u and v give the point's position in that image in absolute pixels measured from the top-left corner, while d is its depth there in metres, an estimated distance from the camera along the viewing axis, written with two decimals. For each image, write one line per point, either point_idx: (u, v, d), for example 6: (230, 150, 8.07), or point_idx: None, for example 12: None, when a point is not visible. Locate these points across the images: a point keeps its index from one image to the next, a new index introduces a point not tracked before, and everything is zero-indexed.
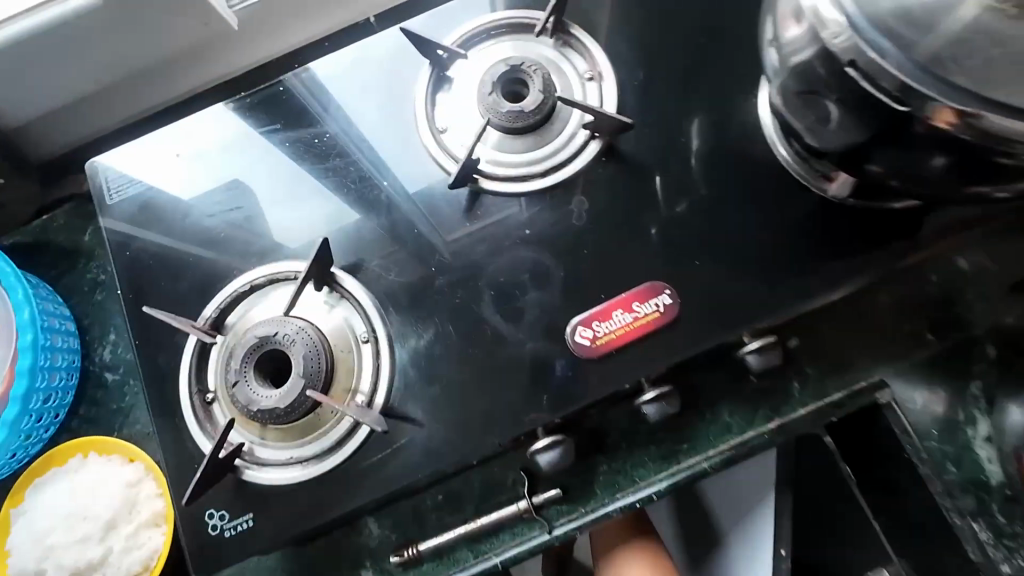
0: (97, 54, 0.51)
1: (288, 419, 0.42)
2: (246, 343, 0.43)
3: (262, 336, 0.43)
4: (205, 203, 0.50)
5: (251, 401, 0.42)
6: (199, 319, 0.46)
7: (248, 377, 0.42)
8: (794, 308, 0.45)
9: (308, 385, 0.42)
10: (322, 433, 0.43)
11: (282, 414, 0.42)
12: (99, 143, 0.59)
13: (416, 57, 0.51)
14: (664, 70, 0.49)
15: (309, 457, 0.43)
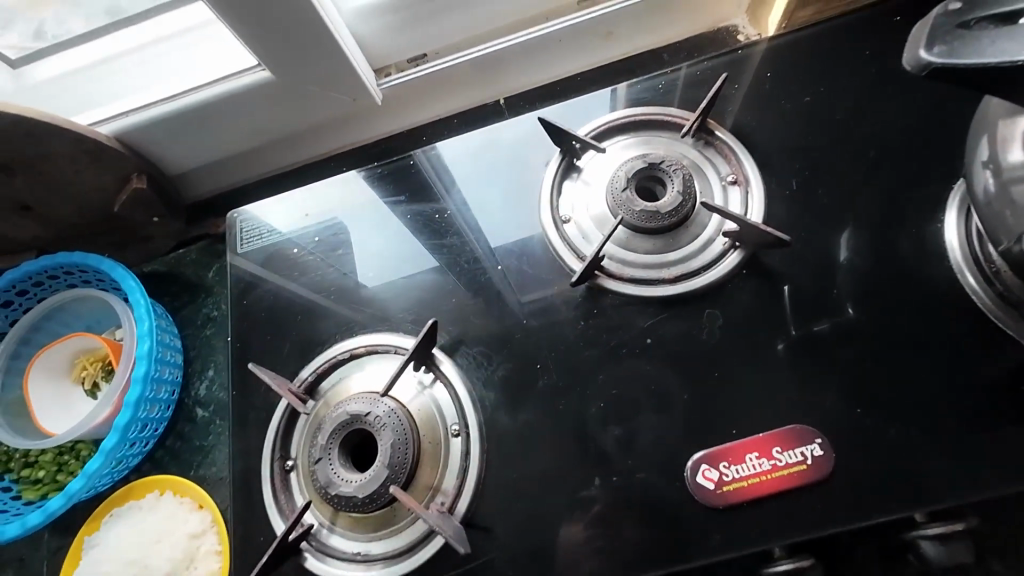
0: (257, 119, 0.56)
1: (364, 510, 0.39)
2: (336, 418, 0.40)
3: (352, 416, 0.40)
4: (321, 264, 0.51)
5: (331, 483, 0.39)
6: (295, 381, 0.46)
7: (332, 456, 0.40)
8: (994, 492, 0.35)
9: (391, 478, 0.38)
10: (394, 532, 0.39)
11: (359, 505, 0.38)
12: (243, 192, 0.65)
13: (548, 145, 0.51)
14: (820, 182, 0.44)
15: (376, 556, 0.39)
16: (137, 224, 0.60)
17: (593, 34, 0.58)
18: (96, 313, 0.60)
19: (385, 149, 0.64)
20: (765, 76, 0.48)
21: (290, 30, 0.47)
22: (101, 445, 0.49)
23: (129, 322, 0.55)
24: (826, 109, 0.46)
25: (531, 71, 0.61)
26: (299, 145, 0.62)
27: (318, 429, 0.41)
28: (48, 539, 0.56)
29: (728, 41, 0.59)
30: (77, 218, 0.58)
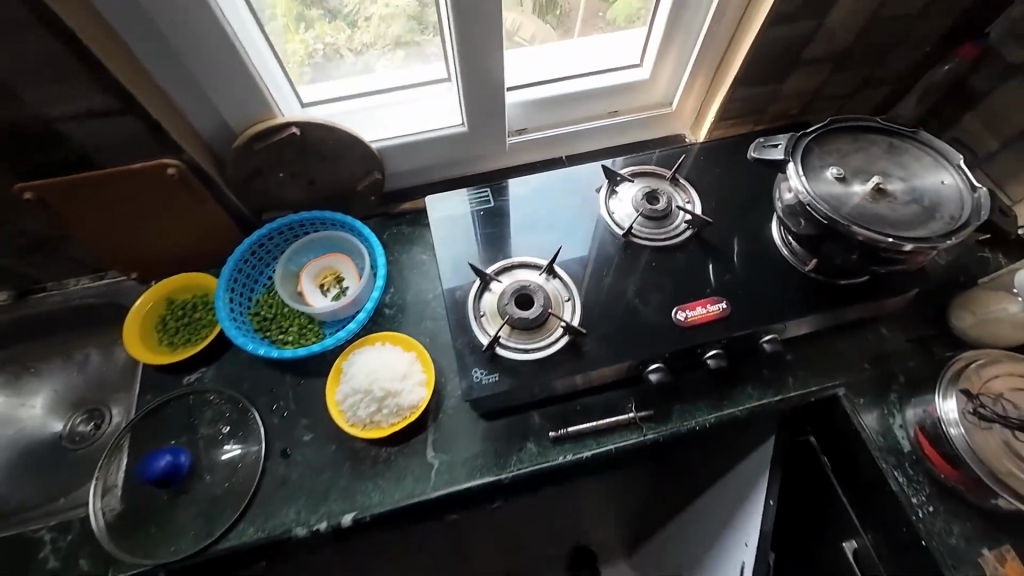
0: (444, 150, 1.03)
1: (530, 326, 0.84)
2: (514, 287, 0.87)
3: (522, 285, 0.87)
4: (444, 226, 0.98)
5: (514, 313, 0.84)
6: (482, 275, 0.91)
7: (513, 303, 0.86)
8: (789, 323, 0.87)
9: (546, 310, 0.85)
10: (541, 338, 0.84)
11: (529, 322, 0.84)
12: (413, 189, 1.10)
13: (601, 179, 1.03)
14: (725, 205, 0.98)
15: (534, 348, 0.83)
16: (359, 199, 1.03)
17: (616, 129, 1.14)
18: (328, 245, 1.00)
19: (498, 174, 1.13)
20: (700, 158, 1.04)
21: (485, 108, 0.97)
22: (368, 308, 0.91)
23: (364, 250, 0.97)
24: (728, 174, 1.02)
25: (582, 144, 1.15)
26: (456, 166, 1.09)
27: (503, 293, 0.87)
28: (296, 376, 0.92)
29: (680, 140, 1.17)
30: (330, 190, 0.99)
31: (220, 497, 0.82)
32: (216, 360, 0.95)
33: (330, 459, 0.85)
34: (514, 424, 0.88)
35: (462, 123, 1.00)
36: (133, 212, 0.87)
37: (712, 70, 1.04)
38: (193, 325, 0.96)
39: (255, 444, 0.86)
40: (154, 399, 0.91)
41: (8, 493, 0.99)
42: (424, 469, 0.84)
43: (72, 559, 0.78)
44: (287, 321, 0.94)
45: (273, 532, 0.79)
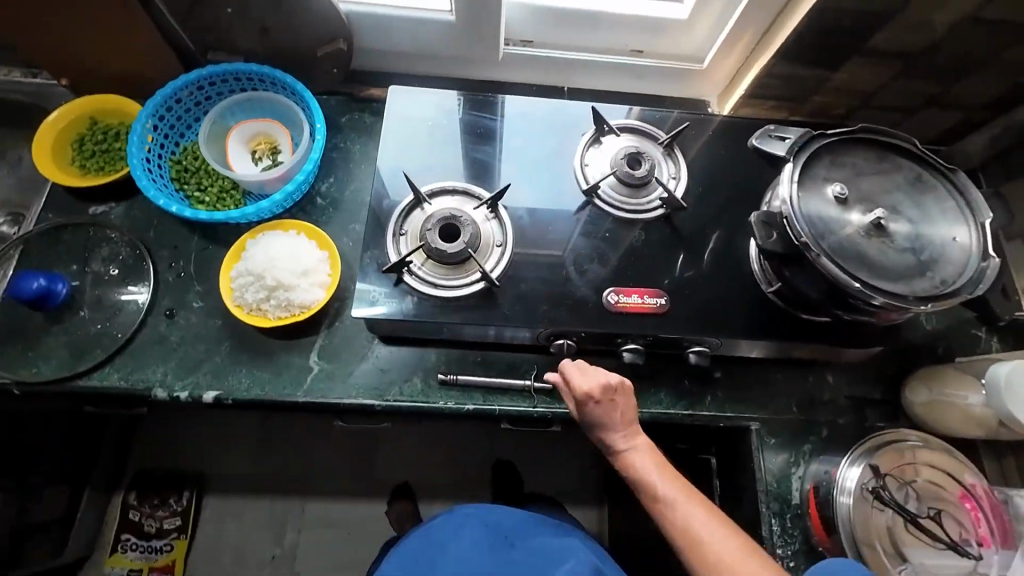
0: (426, 39, 0.89)
1: (445, 260, 0.76)
2: (444, 213, 0.78)
3: (451, 213, 0.78)
4: (402, 126, 0.87)
5: (432, 242, 0.76)
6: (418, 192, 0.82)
7: (436, 230, 0.77)
8: (724, 341, 0.78)
9: (467, 248, 0.76)
10: (454, 277, 0.77)
11: (444, 256, 0.75)
12: (386, 76, 0.97)
13: (590, 124, 0.89)
14: (714, 194, 0.86)
15: (441, 285, 0.76)
16: (320, 68, 0.90)
17: (632, 72, 0.98)
18: (276, 110, 0.90)
19: (487, 86, 0.98)
20: (709, 133, 0.90)
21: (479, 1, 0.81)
22: (289, 189, 0.82)
23: (308, 126, 0.86)
24: (732, 161, 0.88)
25: (590, 79, 0.99)
26: (439, 64, 0.95)
27: (430, 217, 0.78)
28: (202, 239, 0.86)
29: (702, 108, 1.01)
30: (286, 47, 0.87)
31: (94, 337, 0.80)
32: (127, 198, 0.88)
33: (212, 332, 0.81)
34: (408, 355, 0.83)
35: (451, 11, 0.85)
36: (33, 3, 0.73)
37: (760, 29, 0.87)
38: (108, 155, 0.87)
39: (142, 295, 0.82)
40: (55, 219, 0.86)
41: None
42: (302, 372, 0.80)
43: None
44: (207, 179, 0.86)
45: (134, 386, 0.77)
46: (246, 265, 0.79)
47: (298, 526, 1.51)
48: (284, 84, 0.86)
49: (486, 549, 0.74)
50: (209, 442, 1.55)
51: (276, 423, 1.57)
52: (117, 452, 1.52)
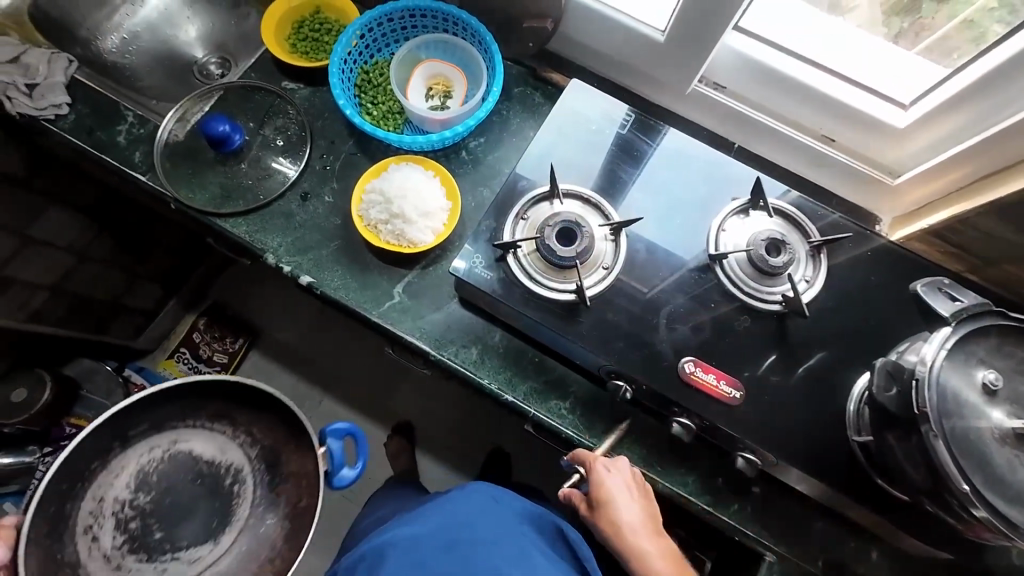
0: (626, 48, 0.88)
1: (550, 259, 0.77)
2: (568, 217, 0.79)
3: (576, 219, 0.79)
4: (566, 118, 0.89)
5: (546, 238, 0.77)
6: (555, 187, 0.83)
7: (555, 228, 0.78)
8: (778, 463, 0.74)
9: (573, 258, 0.77)
10: (551, 278, 0.78)
11: (551, 255, 0.77)
12: (572, 68, 0.98)
13: (746, 192, 0.85)
14: (842, 316, 0.79)
15: (535, 279, 0.78)
16: (518, 37, 0.94)
17: (813, 158, 0.91)
18: (464, 60, 0.94)
19: (659, 112, 0.97)
20: (867, 251, 0.82)
21: (696, 32, 0.79)
22: (444, 135, 0.87)
23: (485, 86, 0.90)
24: (878, 292, 0.80)
25: (764, 147, 0.94)
26: (626, 75, 0.94)
27: (555, 215, 0.80)
28: (355, 145, 0.94)
29: (870, 224, 0.93)
30: (498, 8, 0.91)
31: (243, 188, 0.91)
32: (312, 84, 0.98)
33: (330, 227, 0.90)
34: (477, 325, 0.86)
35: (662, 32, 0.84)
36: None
37: (983, 170, 0.76)
38: (317, 43, 0.98)
39: (292, 169, 0.92)
40: (255, 79, 0.98)
41: (147, 73, 1.18)
42: (385, 295, 0.87)
43: (134, 147, 0.92)
44: (382, 96, 0.94)
45: (253, 243, 0.88)
46: (383, 186, 0.85)
47: (312, 413, 1.65)
48: (480, 37, 0.89)
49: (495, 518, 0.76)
50: (277, 308, 1.72)
51: (334, 319, 1.71)
52: (207, 280, 1.73)
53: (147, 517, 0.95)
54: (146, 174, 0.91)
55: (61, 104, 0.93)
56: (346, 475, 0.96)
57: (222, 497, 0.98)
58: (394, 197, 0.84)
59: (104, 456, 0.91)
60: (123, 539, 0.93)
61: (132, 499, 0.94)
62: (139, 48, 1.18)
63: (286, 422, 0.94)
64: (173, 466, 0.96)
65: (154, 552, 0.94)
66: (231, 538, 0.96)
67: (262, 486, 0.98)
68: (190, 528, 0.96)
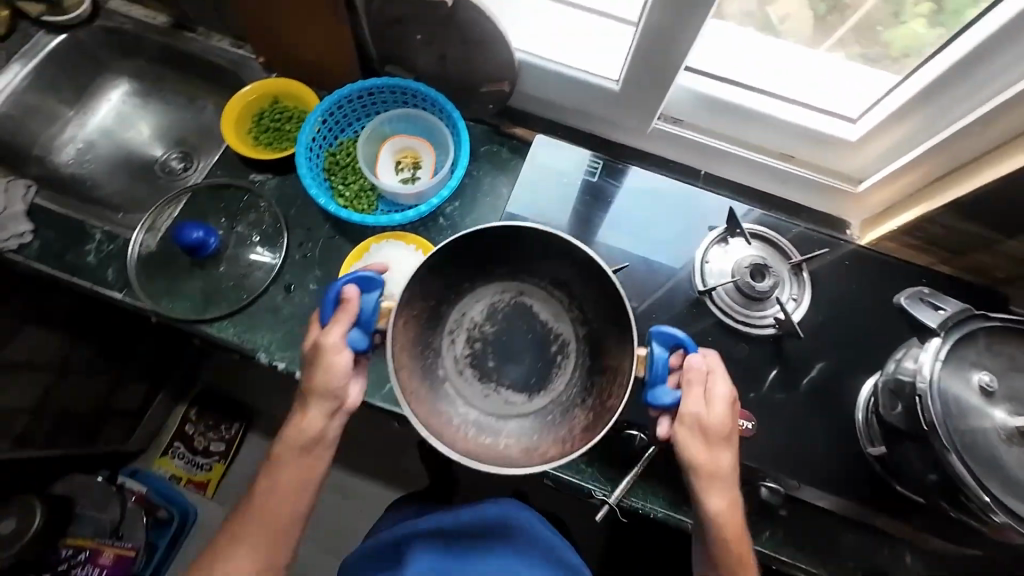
0: (583, 100, 0.91)
1: (452, 411, 0.71)
2: (478, 357, 0.77)
3: (511, 333, 0.79)
4: (540, 174, 0.91)
5: (443, 393, 0.72)
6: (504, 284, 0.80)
7: (454, 379, 0.75)
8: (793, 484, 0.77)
9: (475, 413, 0.72)
10: (469, 416, 0.72)
11: (449, 411, 0.71)
12: (535, 121, 1.01)
13: (722, 220, 0.87)
14: (829, 329, 0.83)
15: (461, 414, 0.71)
16: (479, 102, 0.96)
17: (778, 175, 0.95)
18: (429, 131, 0.96)
19: (624, 151, 1.00)
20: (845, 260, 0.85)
21: (649, 77, 0.81)
22: (421, 209, 0.87)
23: (454, 154, 0.91)
24: (859, 300, 0.84)
25: (730, 170, 0.97)
26: (588, 121, 0.97)
27: (462, 355, 0.77)
28: (332, 227, 0.94)
29: (841, 230, 0.97)
30: (454, 76, 0.93)
31: (226, 289, 0.90)
32: (280, 174, 0.98)
33: (319, 315, 0.89)
34: None
35: (616, 81, 0.86)
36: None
37: (937, 172, 0.80)
38: (280, 133, 0.98)
39: (272, 262, 0.92)
40: (221, 177, 0.97)
41: (107, 180, 1.16)
42: (384, 377, 0.85)
43: (106, 265, 0.90)
44: (352, 176, 0.95)
45: (243, 344, 0.86)
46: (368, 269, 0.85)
47: None
48: (442, 108, 0.92)
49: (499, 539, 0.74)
50: (269, 385, 1.68)
51: None
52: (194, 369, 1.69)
53: (489, 343, 0.78)
54: (122, 291, 0.89)
55: (24, 233, 0.90)
56: (671, 393, 0.64)
57: (485, 382, 0.76)
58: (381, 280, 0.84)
59: (454, 291, 0.77)
60: (465, 358, 0.77)
61: (480, 324, 0.78)
62: (97, 157, 1.17)
63: (611, 298, 0.69)
64: (511, 317, 0.79)
65: (487, 377, 0.76)
66: (554, 395, 0.74)
67: (532, 413, 0.74)
68: (515, 370, 0.77)
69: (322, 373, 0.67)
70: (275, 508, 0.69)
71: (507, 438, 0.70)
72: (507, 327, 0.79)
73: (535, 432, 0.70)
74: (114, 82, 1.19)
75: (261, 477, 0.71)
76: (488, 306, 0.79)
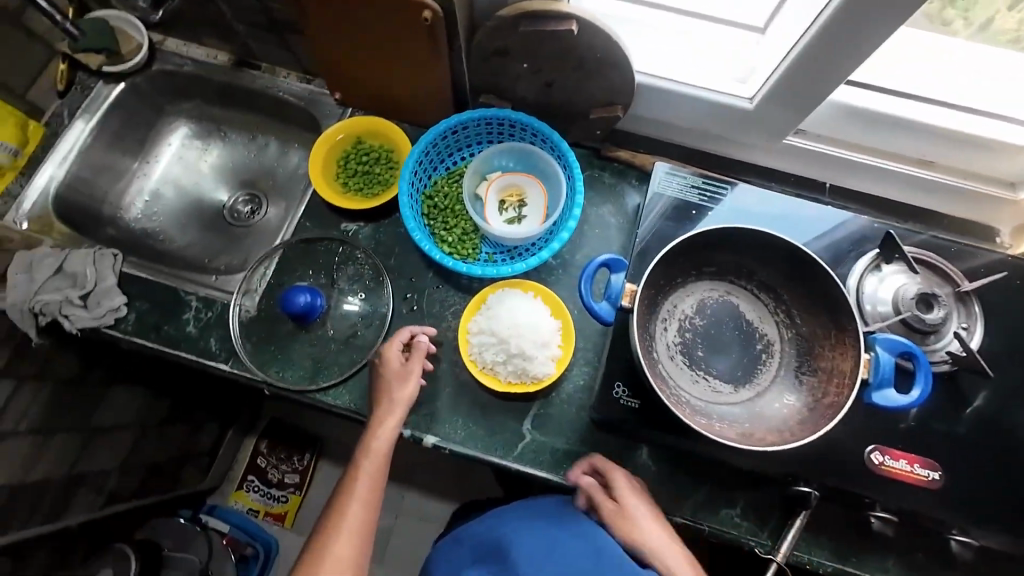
0: (705, 121, 0.83)
1: (668, 397, 0.63)
2: (692, 346, 0.69)
3: (721, 331, 0.69)
4: (663, 204, 0.84)
5: (662, 375, 0.65)
6: (705, 278, 0.71)
7: (671, 363, 0.67)
8: (982, 531, 0.69)
9: (691, 407, 0.64)
10: (682, 407, 0.63)
11: (668, 395, 0.63)
12: (640, 142, 0.93)
13: (870, 244, 0.80)
14: (1002, 356, 0.75)
15: (674, 402, 0.63)
16: (584, 127, 0.88)
17: (920, 186, 0.86)
18: (531, 166, 0.90)
19: (741, 167, 0.92)
20: (1012, 278, 0.78)
21: (795, 94, 0.73)
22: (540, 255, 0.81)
23: (566, 189, 0.84)
24: None
25: (863, 182, 0.89)
26: (704, 140, 0.89)
27: (680, 338, 0.69)
28: (437, 275, 0.89)
29: (987, 237, 0.89)
30: (559, 102, 0.85)
31: (336, 352, 0.86)
32: (374, 221, 0.91)
33: (437, 373, 0.83)
34: (618, 445, 0.80)
35: (749, 98, 0.79)
36: (363, 25, 0.77)
37: None
38: (368, 176, 0.92)
39: (379, 318, 0.87)
40: (312, 230, 0.91)
41: (175, 232, 1.09)
42: (515, 436, 0.80)
43: (207, 334, 0.86)
44: (452, 219, 0.88)
45: (363, 412, 0.81)
46: (493, 324, 0.81)
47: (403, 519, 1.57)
48: (547, 139, 0.86)
49: (566, 531, 0.64)
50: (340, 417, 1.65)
51: None
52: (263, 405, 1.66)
53: (700, 335, 0.69)
54: (228, 361, 0.84)
55: (119, 306, 0.86)
56: (899, 399, 0.60)
57: (693, 369, 0.68)
58: (509, 335, 0.80)
59: (668, 281, 0.70)
60: (676, 346, 0.68)
61: (692, 314, 0.70)
62: (164, 209, 1.10)
63: (837, 305, 0.63)
64: (722, 313, 0.70)
65: (696, 372, 0.67)
66: (771, 400, 0.65)
67: (742, 405, 0.66)
68: (725, 367, 0.68)
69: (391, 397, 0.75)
70: (354, 520, 0.66)
71: (717, 423, 0.63)
72: (716, 324, 0.70)
73: (759, 431, 0.62)
74: (173, 126, 1.12)
75: (344, 489, 0.69)
76: (697, 304, 0.70)
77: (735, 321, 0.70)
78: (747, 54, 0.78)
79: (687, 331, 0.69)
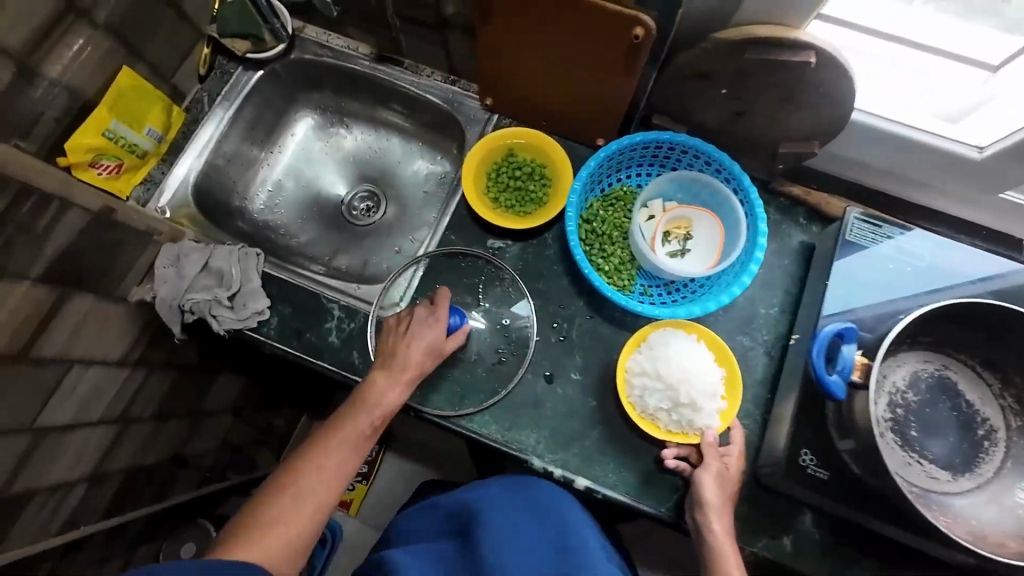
0: (912, 165, 0.75)
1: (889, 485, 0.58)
2: (904, 425, 0.63)
3: (937, 411, 0.63)
4: (852, 250, 0.76)
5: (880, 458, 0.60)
6: (919, 349, 0.65)
7: (885, 444, 0.61)
8: None
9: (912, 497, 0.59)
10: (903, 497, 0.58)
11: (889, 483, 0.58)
12: (817, 179, 0.85)
13: None
14: None
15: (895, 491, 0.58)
16: (764, 159, 0.81)
17: None
18: (699, 195, 0.83)
19: (927, 216, 0.83)
20: None
21: None
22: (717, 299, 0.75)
23: (744, 226, 0.78)
24: None
25: None
26: (895, 183, 0.81)
27: (890, 414, 0.63)
28: (588, 304, 0.84)
29: None
30: (746, 132, 0.77)
31: (478, 376, 0.82)
32: (523, 240, 0.86)
33: (588, 411, 0.79)
34: (781, 507, 0.75)
35: (975, 148, 0.70)
36: (550, 31, 0.70)
37: None
38: (521, 192, 0.87)
39: (526, 345, 0.83)
40: (457, 243, 0.87)
41: (296, 226, 1.06)
42: (668, 486, 0.76)
43: (349, 346, 0.83)
44: (610, 246, 0.83)
45: (510, 445, 0.78)
46: (662, 366, 0.76)
47: None
48: (724, 168, 0.80)
49: (529, 507, 0.71)
50: None
51: None
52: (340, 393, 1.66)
53: (912, 413, 0.63)
54: None
55: (262, 309, 0.84)
56: None
57: (905, 450, 0.62)
58: (680, 382, 0.75)
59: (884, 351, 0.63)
60: (887, 424, 0.63)
61: (904, 389, 0.64)
62: (286, 200, 1.07)
63: None
64: (939, 390, 0.64)
65: (908, 455, 0.62)
66: (995, 495, 0.60)
67: (961, 496, 0.60)
68: (941, 451, 0.62)
69: (404, 361, 0.73)
70: (340, 462, 0.66)
71: (936, 515, 0.59)
72: (931, 402, 0.64)
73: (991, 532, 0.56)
74: (301, 114, 1.08)
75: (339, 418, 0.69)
76: (909, 377, 0.64)
77: (952, 400, 0.64)
78: (982, 95, 0.68)
79: (898, 406, 0.64)
